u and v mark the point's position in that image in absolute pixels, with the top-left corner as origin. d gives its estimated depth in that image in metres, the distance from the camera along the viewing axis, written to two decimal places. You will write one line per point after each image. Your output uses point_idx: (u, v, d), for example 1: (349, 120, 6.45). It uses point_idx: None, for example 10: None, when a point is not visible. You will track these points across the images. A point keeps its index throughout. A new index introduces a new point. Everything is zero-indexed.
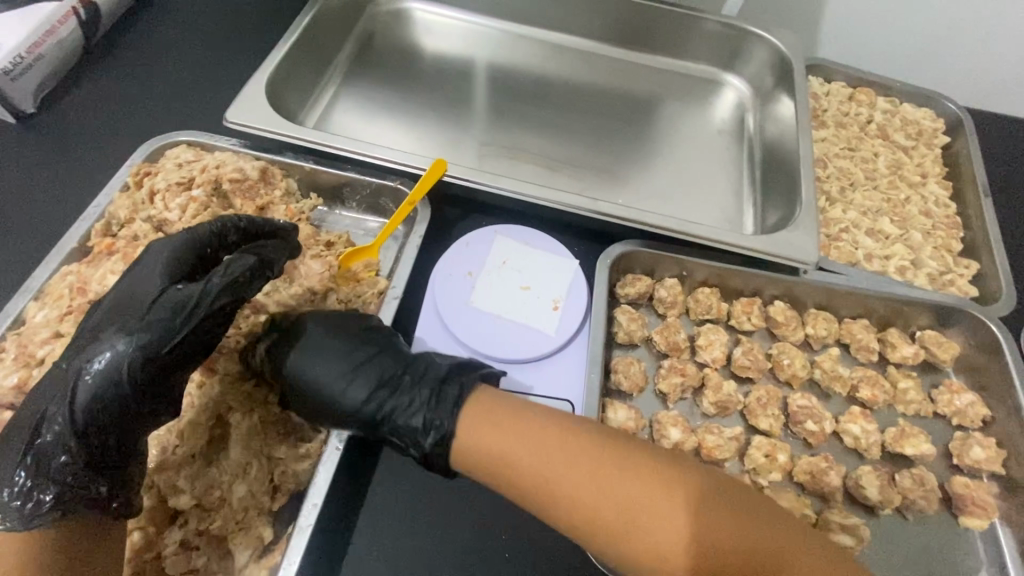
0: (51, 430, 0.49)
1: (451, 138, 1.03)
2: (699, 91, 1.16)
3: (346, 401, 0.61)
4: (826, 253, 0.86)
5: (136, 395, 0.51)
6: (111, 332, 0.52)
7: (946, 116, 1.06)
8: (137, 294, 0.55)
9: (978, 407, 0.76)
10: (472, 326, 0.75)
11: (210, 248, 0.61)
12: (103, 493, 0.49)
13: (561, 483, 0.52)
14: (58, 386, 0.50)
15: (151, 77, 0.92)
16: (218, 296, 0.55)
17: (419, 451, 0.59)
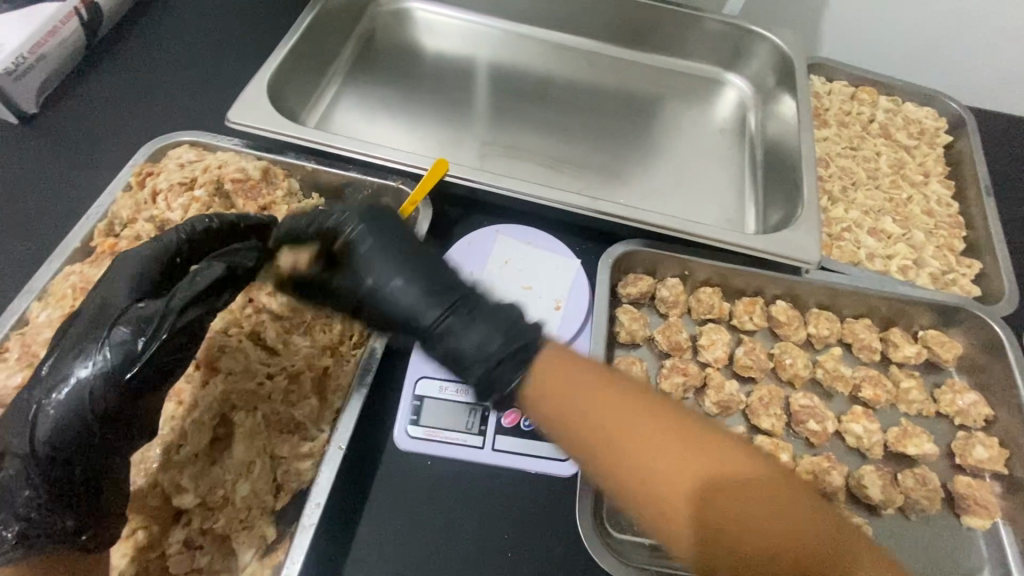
0: (12, 463, 0.45)
1: (453, 137, 1.03)
2: (701, 91, 1.16)
3: (409, 312, 0.54)
4: (828, 253, 0.86)
5: (95, 429, 0.45)
6: (68, 357, 0.46)
7: (948, 115, 1.06)
8: (100, 312, 0.49)
9: (980, 406, 0.76)
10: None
11: (181, 258, 0.56)
12: (70, 527, 0.46)
13: (633, 449, 0.45)
14: (21, 417, 0.45)
15: (152, 77, 0.93)
16: (179, 314, 0.47)
17: (481, 378, 0.50)
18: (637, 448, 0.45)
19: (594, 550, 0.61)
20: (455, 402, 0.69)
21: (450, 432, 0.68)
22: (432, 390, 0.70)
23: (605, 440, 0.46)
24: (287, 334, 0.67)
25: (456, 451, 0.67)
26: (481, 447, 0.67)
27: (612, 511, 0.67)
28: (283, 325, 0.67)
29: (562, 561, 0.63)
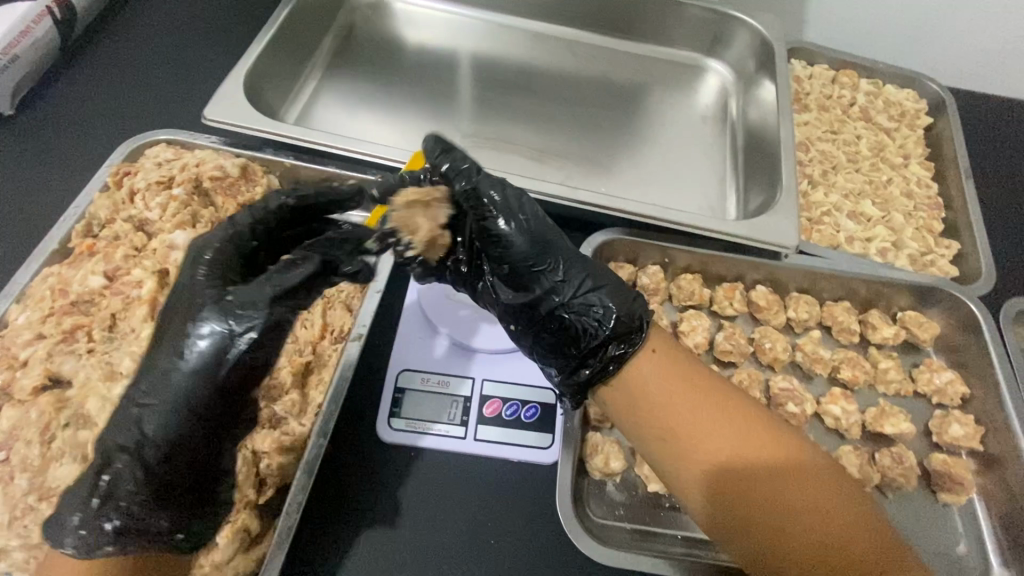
0: (119, 463, 0.48)
1: (434, 130, 1.02)
2: (682, 77, 1.16)
3: (541, 254, 0.63)
4: (808, 237, 0.87)
5: (204, 430, 0.50)
6: (169, 352, 0.50)
7: (928, 96, 1.06)
8: (186, 304, 0.52)
9: (957, 385, 0.77)
10: (453, 329, 0.74)
11: (254, 241, 0.59)
12: (163, 527, 0.50)
13: (708, 446, 0.57)
14: (127, 420, 0.49)
15: (127, 75, 0.92)
16: (273, 311, 0.51)
17: (610, 328, 0.62)
18: (710, 444, 0.57)
19: (574, 536, 0.62)
20: (437, 393, 0.70)
21: (433, 424, 0.69)
22: (414, 382, 0.71)
23: (683, 436, 0.58)
24: None
25: (437, 442, 0.68)
26: (463, 438, 0.68)
27: (592, 497, 0.68)
28: None
29: (542, 545, 0.64)
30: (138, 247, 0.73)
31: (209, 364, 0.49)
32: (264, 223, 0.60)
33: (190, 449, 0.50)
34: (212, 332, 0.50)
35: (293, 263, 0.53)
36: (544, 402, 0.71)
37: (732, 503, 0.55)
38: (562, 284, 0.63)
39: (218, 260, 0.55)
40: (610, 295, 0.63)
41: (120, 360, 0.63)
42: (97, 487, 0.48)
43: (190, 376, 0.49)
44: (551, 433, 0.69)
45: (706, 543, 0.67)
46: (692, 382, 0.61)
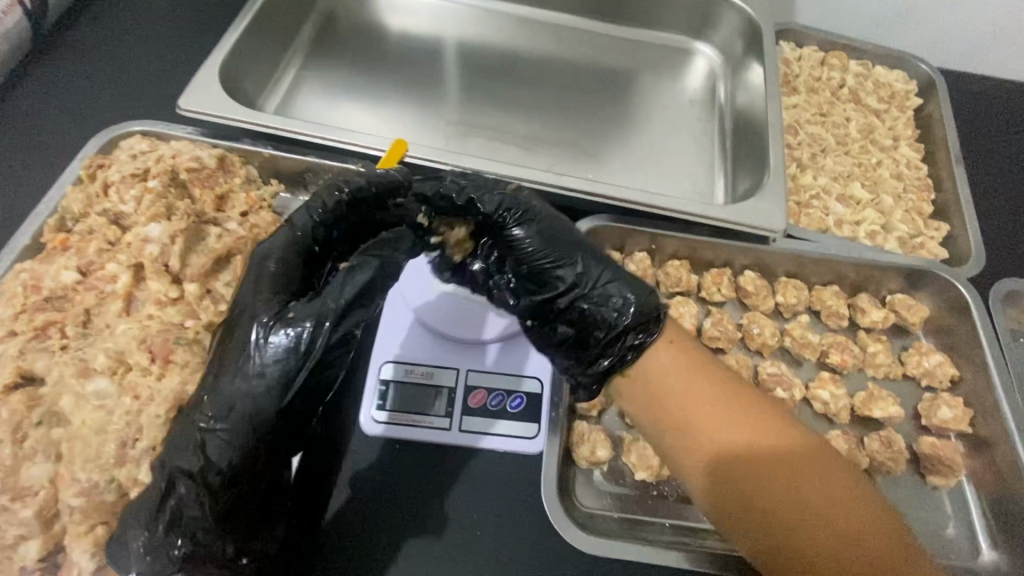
0: (183, 489, 0.49)
1: (418, 118, 1.00)
2: (670, 61, 1.14)
3: (556, 248, 0.63)
4: (797, 221, 0.86)
5: (263, 451, 0.51)
6: (229, 368, 0.51)
7: (919, 77, 1.05)
8: (247, 316, 0.53)
9: (945, 367, 0.76)
10: (491, 329, 0.73)
11: (316, 246, 0.58)
12: (229, 552, 0.52)
13: (726, 449, 0.59)
14: (186, 443, 0.49)
15: (100, 65, 0.90)
16: (336, 330, 0.52)
17: (629, 318, 0.62)
18: (727, 448, 0.59)
19: (557, 524, 0.62)
20: (422, 385, 0.69)
21: (417, 415, 0.68)
22: (399, 373, 0.70)
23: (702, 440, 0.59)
24: None
25: (422, 433, 0.67)
26: (448, 429, 0.67)
27: (579, 486, 0.68)
28: None
29: (528, 535, 0.63)
30: (112, 241, 0.71)
31: (276, 375, 0.50)
32: (323, 222, 0.58)
33: (252, 470, 0.50)
34: (280, 341, 0.51)
35: (353, 270, 0.53)
36: (530, 392, 0.70)
37: (749, 505, 0.56)
38: (578, 277, 0.62)
39: (280, 271, 0.55)
40: (626, 283, 0.63)
41: (94, 356, 0.61)
42: (162, 512, 0.50)
43: (253, 392, 0.50)
44: (537, 423, 0.68)
45: (693, 530, 0.67)
46: (710, 384, 0.62)
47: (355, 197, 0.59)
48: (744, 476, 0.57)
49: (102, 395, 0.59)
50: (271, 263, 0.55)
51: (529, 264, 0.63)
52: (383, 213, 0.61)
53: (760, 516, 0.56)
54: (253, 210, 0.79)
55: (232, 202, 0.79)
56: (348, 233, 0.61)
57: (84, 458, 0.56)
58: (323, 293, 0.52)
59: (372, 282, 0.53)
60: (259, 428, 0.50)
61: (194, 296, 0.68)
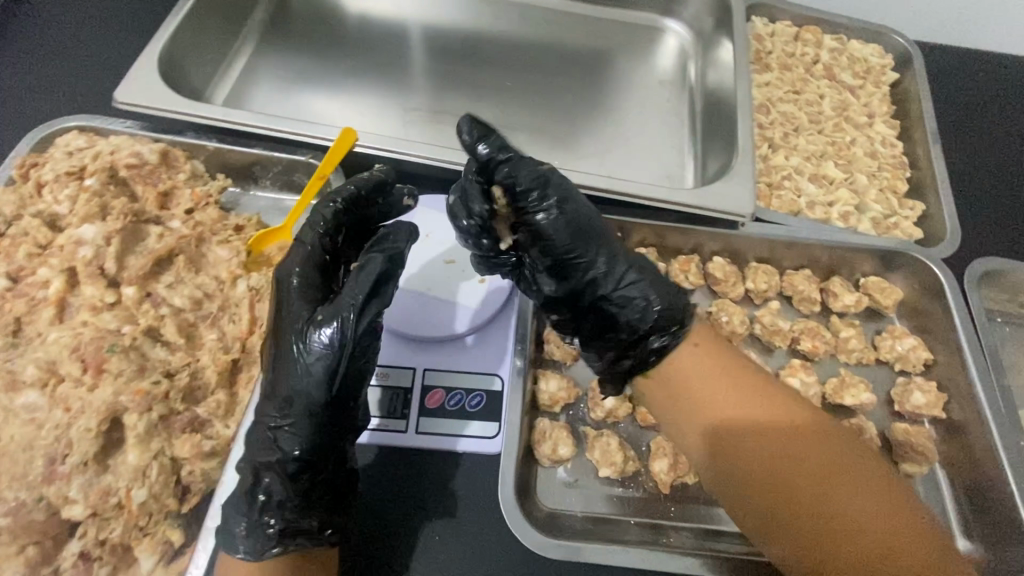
0: (270, 475, 0.53)
1: (376, 105, 0.96)
2: (640, 39, 1.10)
3: (588, 245, 0.60)
4: (767, 204, 0.83)
5: (327, 433, 0.55)
6: (283, 371, 0.55)
7: (895, 51, 1.01)
8: (286, 326, 0.56)
9: (919, 351, 0.74)
10: (464, 320, 0.70)
11: (328, 255, 0.59)
12: (315, 525, 0.54)
13: (758, 451, 0.53)
14: (266, 438, 0.55)
15: (36, 58, 0.85)
16: (359, 323, 0.54)
17: (651, 321, 0.60)
18: (758, 447, 0.53)
19: (514, 527, 0.59)
20: (376, 386, 0.67)
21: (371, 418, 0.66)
22: None
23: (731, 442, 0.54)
24: (191, 326, 0.66)
25: (375, 437, 0.64)
26: (404, 431, 0.65)
27: (541, 485, 0.65)
28: (187, 318, 0.66)
29: (487, 537, 0.61)
30: (44, 245, 0.67)
31: (322, 365, 0.53)
32: (329, 234, 0.59)
33: (322, 451, 0.55)
34: (318, 333, 0.53)
35: (361, 266, 0.56)
36: (490, 391, 0.67)
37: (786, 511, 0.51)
38: (606, 275, 0.60)
39: (302, 282, 0.57)
40: (651, 283, 0.61)
41: (23, 368, 0.58)
42: (258, 495, 0.53)
43: (309, 384, 0.54)
44: (496, 422, 0.66)
45: (660, 527, 0.64)
46: (734, 379, 0.57)
47: (348, 205, 0.60)
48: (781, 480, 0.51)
49: (32, 407, 0.57)
50: (295, 278, 0.57)
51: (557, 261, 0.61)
52: (377, 213, 0.63)
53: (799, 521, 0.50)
54: (199, 207, 0.74)
55: (176, 199, 0.74)
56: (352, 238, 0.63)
57: (10, 477, 0.53)
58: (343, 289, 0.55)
59: (385, 272, 0.56)
60: (317, 415, 0.54)
61: (132, 300, 0.64)
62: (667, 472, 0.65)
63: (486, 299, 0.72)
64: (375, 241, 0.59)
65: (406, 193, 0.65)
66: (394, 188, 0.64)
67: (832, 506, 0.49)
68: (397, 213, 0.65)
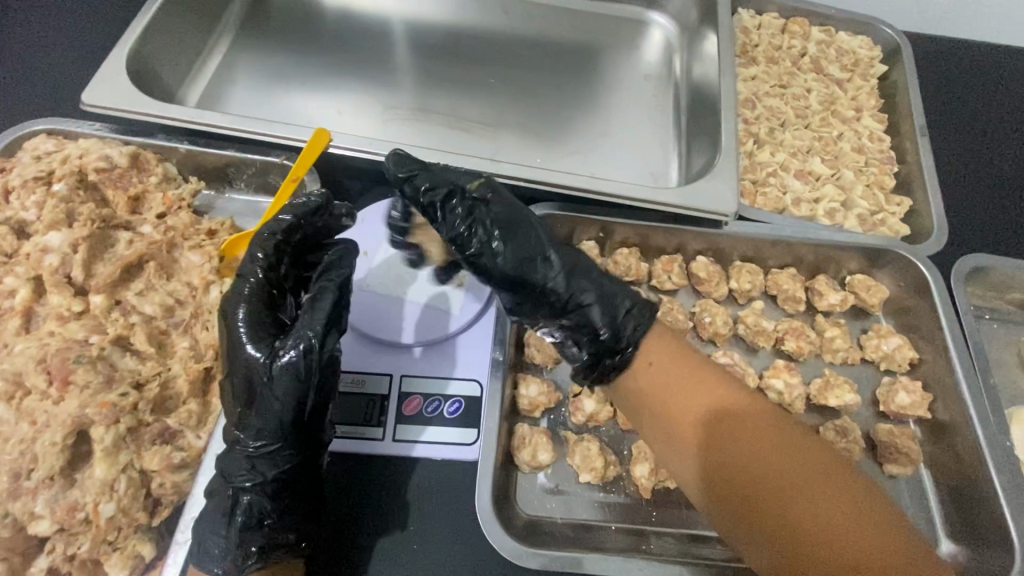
0: (247, 496, 0.55)
1: (355, 104, 0.94)
2: (624, 33, 1.08)
3: (537, 268, 0.59)
4: (752, 201, 0.81)
5: (300, 453, 0.57)
6: (246, 403, 0.56)
7: (884, 43, 0.99)
8: (238, 361, 0.56)
9: (905, 350, 0.73)
10: (412, 331, 0.70)
11: (276, 289, 0.60)
12: (292, 538, 0.57)
13: (730, 443, 0.50)
14: (238, 464, 0.56)
15: (7, 62, 0.84)
16: (324, 350, 0.56)
17: (597, 343, 0.58)
18: (733, 444, 0.50)
19: (489, 531, 0.58)
20: (353, 395, 0.67)
21: (348, 426, 0.66)
22: None
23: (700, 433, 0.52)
24: (162, 334, 0.64)
25: (353, 445, 0.65)
26: (381, 439, 0.65)
27: (522, 491, 0.65)
28: (158, 326, 0.65)
29: (469, 541, 0.62)
30: (10, 253, 0.66)
31: (286, 397, 0.55)
32: (271, 267, 0.60)
33: (297, 470, 0.58)
34: (280, 364, 0.55)
35: (316, 299, 0.57)
36: (468, 397, 0.68)
37: (751, 507, 0.48)
38: (561, 292, 0.59)
39: (249, 318, 0.57)
40: (606, 296, 0.59)
41: None
42: (234, 517, 0.55)
43: (276, 415, 0.55)
44: (475, 429, 0.67)
45: (642, 533, 0.63)
46: (710, 372, 0.54)
47: (290, 238, 0.61)
48: (749, 473, 0.48)
49: None
50: (242, 315, 0.57)
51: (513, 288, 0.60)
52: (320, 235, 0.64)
53: (764, 517, 0.47)
54: (171, 211, 0.73)
55: (148, 203, 0.73)
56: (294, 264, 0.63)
57: None
58: (300, 322, 0.56)
59: (337, 301, 0.59)
60: (288, 438, 0.56)
61: (101, 308, 0.63)
62: (649, 478, 0.64)
63: (435, 307, 0.72)
64: (324, 270, 0.61)
65: (344, 212, 0.64)
66: (333, 208, 0.64)
67: (811, 511, 0.46)
68: (339, 233, 0.66)
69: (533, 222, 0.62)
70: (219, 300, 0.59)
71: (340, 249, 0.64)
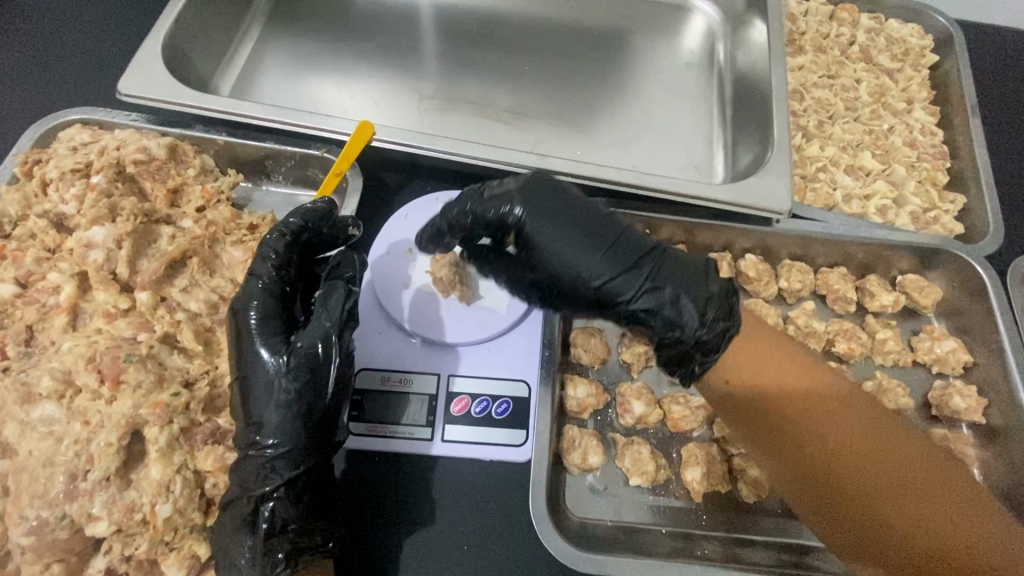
0: (269, 502, 0.54)
1: (390, 93, 0.91)
2: (665, 19, 1.05)
3: (602, 285, 0.60)
4: (802, 198, 0.79)
5: (315, 452, 0.56)
6: (260, 403, 0.55)
7: (935, 31, 0.95)
8: (253, 362, 0.55)
9: (959, 353, 0.72)
10: (455, 330, 0.69)
11: (288, 287, 0.61)
12: (320, 540, 0.56)
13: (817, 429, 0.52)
14: (254, 470, 0.54)
15: (49, 57, 0.84)
16: (342, 339, 0.58)
17: (669, 357, 0.62)
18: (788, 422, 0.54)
19: (544, 536, 0.57)
20: (401, 394, 0.66)
21: (397, 427, 0.65)
22: (376, 381, 0.66)
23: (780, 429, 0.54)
24: (208, 331, 0.63)
25: (400, 445, 0.64)
26: (431, 440, 0.65)
27: (570, 493, 0.64)
28: (203, 323, 0.63)
29: (516, 544, 0.62)
30: (53, 248, 0.65)
31: (304, 388, 0.55)
32: (282, 265, 0.60)
33: (315, 471, 0.57)
34: (299, 358, 0.55)
35: (327, 294, 0.59)
36: (516, 397, 0.67)
37: (853, 506, 0.48)
38: (626, 316, 0.61)
39: (262, 316, 0.57)
40: (673, 315, 0.59)
41: (37, 379, 0.56)
42: (258, 523, 0.53)
43: (293, 410, 0.55)
44: (524, 430, 0.66)
45: (693, 537, 0.63)
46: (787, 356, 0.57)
47: (297, 240, 0.62)
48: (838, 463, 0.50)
49: (49, 421, 0.55)
50: (252, 314, 0.57)
51: (587, 303, 0.63)
52: (322, 242, 0.65)
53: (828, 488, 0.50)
54: (211, 205, 0.71)
55: (186, 196, 0.72)
56: (300, 270, 0.64)
57: (32, 494, 0.52)
58: (314, 317, 0.58)
59: (348, 295, 0.60)
60: (305, 436, 0.55)
61: (147, 306, 0.61)
62: (700, 481, 0.63)
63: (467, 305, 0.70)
64: (332, 270, 0.62)
65: (349, 223, 0.65)
66: (338, 217, 0.65)
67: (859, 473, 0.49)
68: (343, 243, 0.66)
69: (594, 225, 0.62)
70: (229, 304, 0.59)
71: (345, 251, 0.65)
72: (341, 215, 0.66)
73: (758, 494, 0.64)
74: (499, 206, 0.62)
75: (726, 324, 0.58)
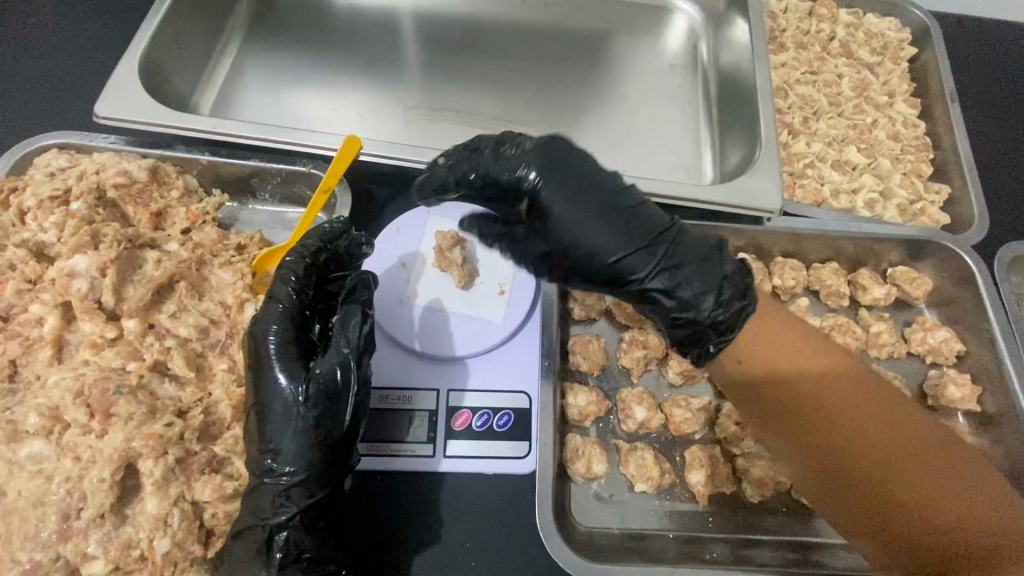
0: (284, 531, 0.53)
1: (375, 105, 0.90)
2: (647, 20, 1.05)
3: (614, 260, 0.56)
4: (791, 194, 0.80)
5: (331, 478, 0.55)
6: (278, 430, 0.53)
7: (912, 24, 0.96)
8: (270, 388, 0.54)
9: (952, 343, 0.72)
10: (457, 344, 0.68)
11: (307, 312, 0.59)
12: (332, 567, 0.55)
13: (831, 404, 0.52)
14: (270, 498, 0.53)
15: (23, 80, 0.81)
16: (363, 365, 0.57)
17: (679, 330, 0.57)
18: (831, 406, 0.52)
19: (551, 547, 0.57)
20: (401, 412, 0.65)
21: (396, 445, 0.64)
22: (374, 400, 0.65)
23: (797, 407, 0.53)
24: (199, 357, 0.62)
25: (401, 463, 0.63)
26: (434, 456, 0.64)
27: (576, 503, 0.64)
28: (194, 348, 0.62)
29: (524, 558, 0.61)
30: (33, 279, 0.62)
31: (322, 416, 0.54)
32: (300, 289, 0.59)
33: (329, 498, 0.56)
34: (316, 386, 0.54)
35: (344, 320, 0.58)
36: (517, 409, 0.66)
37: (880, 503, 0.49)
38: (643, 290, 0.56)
39: (281, 341, 0.56)
40: (689, 291, 0.55)
41: (24, 417, 0.54)
42: (272, 553, 0.53)
43: (311, 439, 0.53)
44: (527, 441, 0.65)
45: (700, 541, 0.63)
46: (812, 339, 0.55)
47: (315, 263, 0.61)
48: (848, 454, 0.51)
49: (38, 458, 0.53)
50: (272, 338, 0.56)
51: (594, 280, 0.58)
52: (337, 263, 0.64)
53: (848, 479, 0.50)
54: (196, 226, 0.70)
55: (171, 218, 0.70)
56: (319, 292, 0.63)
57: (23, 536, 0.50)
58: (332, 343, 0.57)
59: (366, 320, 0.59)
60: (324, 463, 0.54)
61: (135, 334, 0.60)
62: (704, 484, 0.64)
63: (465, 318, 0.70)
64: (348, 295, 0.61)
65: (365, 242, 0.65)
66: (354, 236, 0.65)
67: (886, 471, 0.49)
68: (358, 262, 0.66)
69: (611, 192, 0.57)
70: (248, 326, 0.57)
71: (360, 272, 0.64)
72: (356, 233, 0.66)
73: (761, 494, 0.64)
74: (511, 166, 0.58)
75: (746, 304, 0.55)
